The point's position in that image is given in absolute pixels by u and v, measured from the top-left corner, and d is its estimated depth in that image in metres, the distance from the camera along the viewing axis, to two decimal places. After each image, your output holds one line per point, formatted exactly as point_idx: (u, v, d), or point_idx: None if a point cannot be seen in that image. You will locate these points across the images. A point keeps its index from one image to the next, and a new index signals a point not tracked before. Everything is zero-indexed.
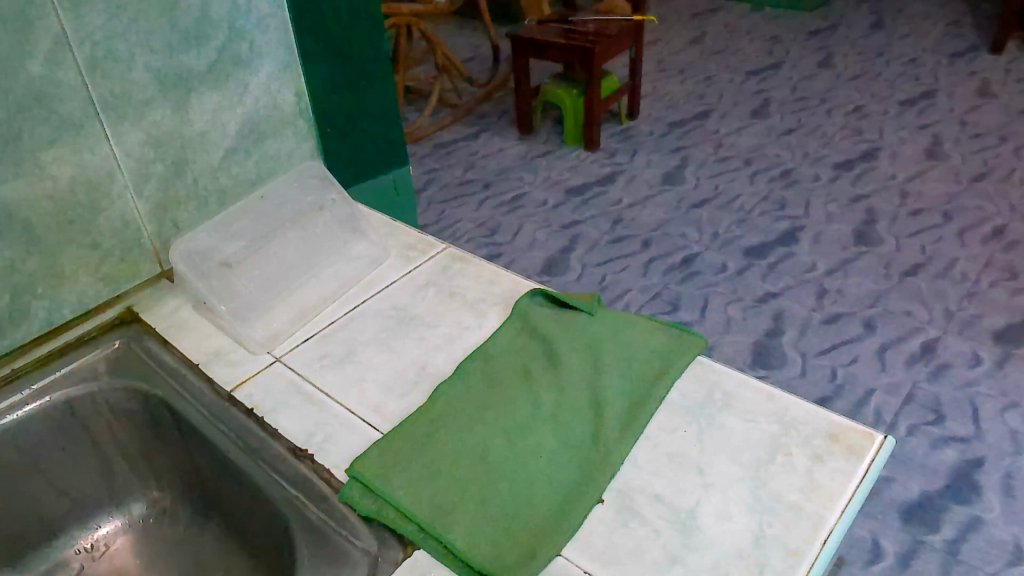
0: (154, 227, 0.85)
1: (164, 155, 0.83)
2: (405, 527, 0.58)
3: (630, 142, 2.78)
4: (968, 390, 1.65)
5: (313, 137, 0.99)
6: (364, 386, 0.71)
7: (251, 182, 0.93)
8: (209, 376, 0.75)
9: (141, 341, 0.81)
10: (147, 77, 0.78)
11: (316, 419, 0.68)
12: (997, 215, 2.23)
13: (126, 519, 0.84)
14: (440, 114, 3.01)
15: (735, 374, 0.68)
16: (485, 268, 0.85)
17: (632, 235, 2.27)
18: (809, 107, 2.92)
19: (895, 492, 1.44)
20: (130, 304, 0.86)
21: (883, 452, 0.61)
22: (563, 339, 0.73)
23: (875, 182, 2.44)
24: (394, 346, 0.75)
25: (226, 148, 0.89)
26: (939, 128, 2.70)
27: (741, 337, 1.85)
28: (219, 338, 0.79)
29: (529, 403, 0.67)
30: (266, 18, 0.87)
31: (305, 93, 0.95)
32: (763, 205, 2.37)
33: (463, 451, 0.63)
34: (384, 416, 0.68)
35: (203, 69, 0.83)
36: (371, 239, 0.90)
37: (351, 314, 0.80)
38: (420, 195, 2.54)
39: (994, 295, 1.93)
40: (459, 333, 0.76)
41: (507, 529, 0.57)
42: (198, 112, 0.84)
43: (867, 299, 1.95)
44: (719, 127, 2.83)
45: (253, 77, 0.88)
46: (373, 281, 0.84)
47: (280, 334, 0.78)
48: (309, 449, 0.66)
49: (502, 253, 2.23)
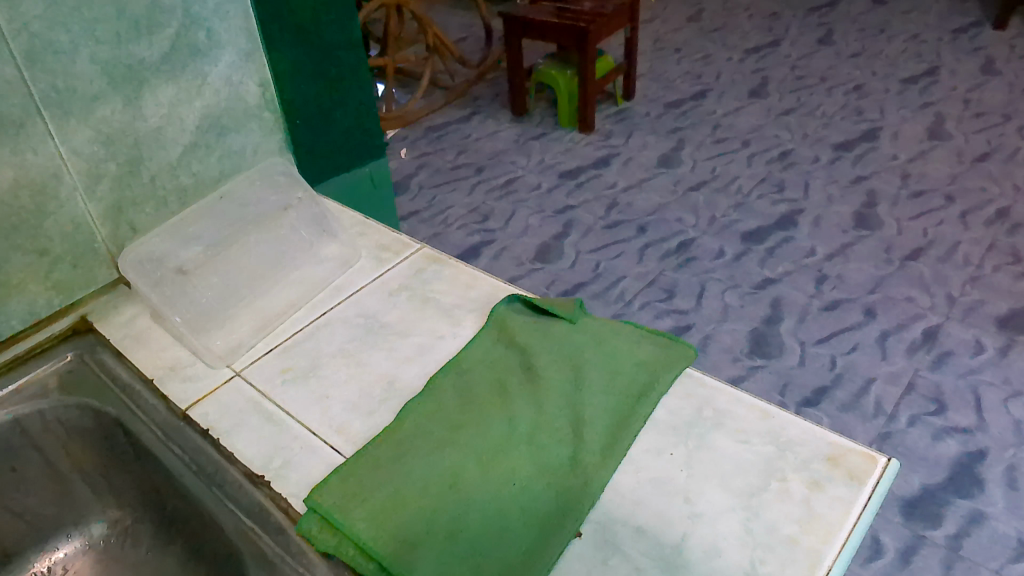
0: (109, 231, 0.80)
1: (116, 154, 0.77)
2: (365, 566, 0.53)
3: (626, 124, 2.72)
4: (970, 379, 1.61)
5: (281, 129, 0.93)
6: (327, 403, 0.66)
7: (214, 179, 0.87)
8: (163, 393, 0.70)
9: (95, 354, 0.76)
10: (94, 70, 0.72)
11: (275, 441, 0.63)
12: (1001, 197, 2.18)
13: (85, 539, 0.80)
14: (432, 96, 2.94)
15: (727, 389, 0.63)
16: (462, 271, 0.79)
17: (628, 220, 2.22)
18: (809, 85, 2.85)
19: (896, 485, 1.40)
20: (86, 312, 0.81)
21: (887, 477, 0.56)
22: (543, 350, 0.68)
23: (877, 162, 2.38)
24: (362, 358, 0.70)
25: (186, 143, 0.83)
26: (942, 107, 2.63)
27: (739, 325, 1.80)
28: (177, 349, 0.74)
29: (503, 423, 0.62)
30: (225, 4, 0.81)
31: (270, 83, 0.89)
32: (761, 188, 2.31)
33: (431, 477, 0.58)
34: (348, 437, 0.63)
35: (156, 60, 0.77)
36: (342, 240, 0.85)
37: (318, 322, 0.75)
38: (411, 180, 2.48)
39: (998, 280, 1.89)
40: (432, 343, 0.71)
41: (477, 566, 0.52)
42: (152, 105, 0.78)
43: (868, 284, 1.90)
44: (716, 107, 2.76)
45: (212, 67, 0.82)
46: (343, 286, 0.79)
47: (241, 346, 0.73)
48: (266, 475, 0.61)
49: (495, 239, 2.18)
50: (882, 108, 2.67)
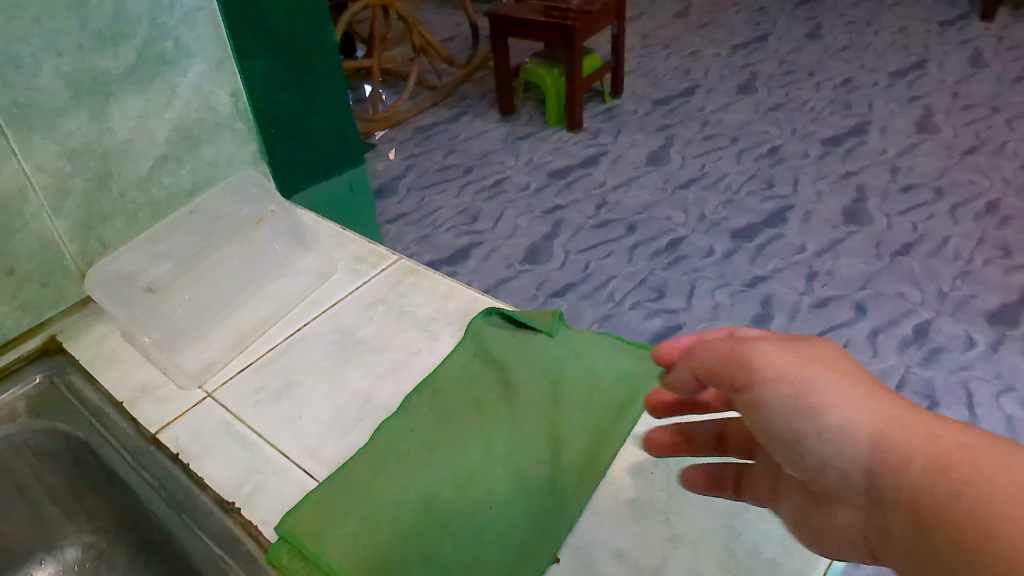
0: (77, 248, 0.78)
1: (83, 169, 0.75)
2: None
3: (614, 121, 2.70)
4: (962, 375, 1.60)
5: (254, 139, 0.91)
6: (300, 424, 0.64)
7: (186, 192, 0.85)
8: (133, 415, 0.68)
9: (64, 376, 0.74)
10: (58, 84, 0.70)
11: (246, 465, 0.62)
12: (990, 190, 2.17)
13: (58, 565, 0.78)
14: (420, 97, 2.92)
15: None
16: (440, 282, 0.78)
17: (617, 219, 2.20)
18: (797, 80, 2.84)
19: None
20: (55, 331, 0.79)
21: None
22: (520, 365, 0.66)
23: (866, 157, 2.37)
24: (336, 376, 0.69)
25: (156, 156, 0.81)
26: (930, 100, 2.63)
27: (730, 324, 1.79)
28: (147, 369, 0.72)
29: (480, 443, 0.60)
30: (193, 13, 0.79)
31: (242, 92, 0.87)
32: (751, 184, 2.30)
33: (406, 501, 0.56)
34: (320, 459, 0.61)
35: (122, 72, 0.75)
36: (317, 253, 0.84)
37: (292, 339, 0.73)
38: (399, 182, 2.46)
39: (988, 274, 1.88)
40: (408, 359, 0.70)
41: None
42: (120, 118, 0.77)
43: (858, 281, 1.89)
44: (705, 103, 2.75)
45: (181, 78, 0.80)
46: (318, 300, 0.77)
47: (213, 365, 0.71)
48: (237, 501, 0.59)
49: (484, 241, 2.16)
50: (870, 102, 2.66)
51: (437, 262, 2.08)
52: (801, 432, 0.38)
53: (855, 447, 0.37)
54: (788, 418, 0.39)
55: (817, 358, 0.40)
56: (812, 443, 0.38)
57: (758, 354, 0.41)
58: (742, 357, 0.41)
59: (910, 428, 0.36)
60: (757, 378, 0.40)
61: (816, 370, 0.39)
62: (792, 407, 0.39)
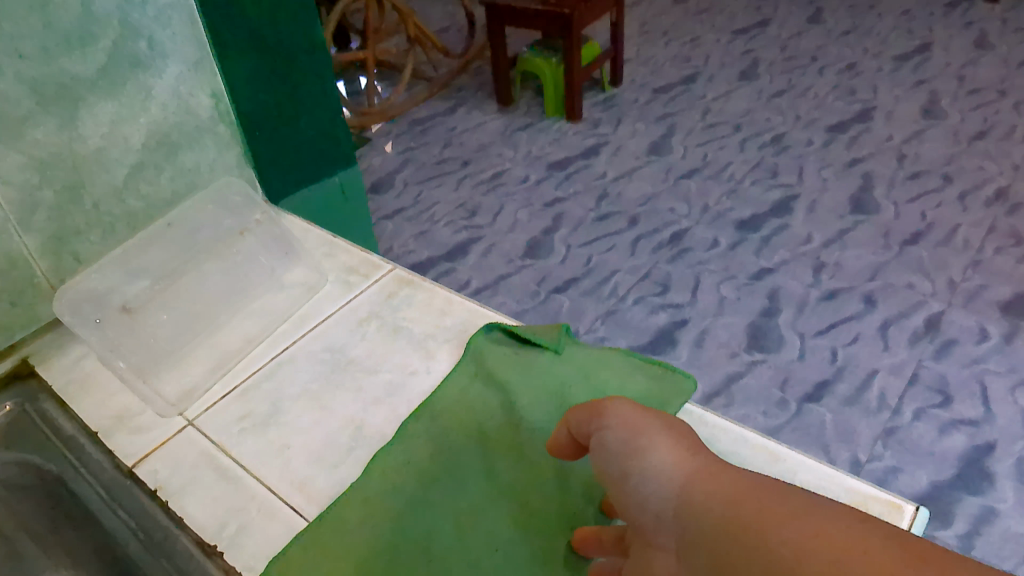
0: (49, 265, 0.73)
1: (53, 181, 0.70)
2: None
3: (614, 111, 2.64)
4: (975, 368, 1.55)
5: (237, 143, 0.86)
6: (288, 456, 0.60)
7: (166, 201, 0.80)
8: (109, 448, 0.63)
9: (37, 404, 0.69)
10: (21, 90, 0.65)
11: (229, 503, 0.57)
12: (999, 176, 2.12)
13: None
14: (415, 89, 2.86)
15: (731, 427, 0.58)
16: (437, 294, 0.73)
17: (618, 211, 2.15)
18: (800, 66, 2.78)
19: (902, 483, 1.35)
20: (27, 355, 0.74)
21: (914, 528, 0.50)
22: (524, 386, 0.61)
23: (871, 144, 2.32)
24: (326, 401, 0.64)
25: (132, 164, 0.76)
26: (936, 84, 2.57)
27: (736, 318, 1.74)
28: (124, 396, 0.67)
29: (482, 478, 0.55)
30: (168, 11, 0.74)
31: (223, 95, 0.82)
32: (755, 174, 2.24)
33: (402, 543, 0.52)
34: (309, 495, 0.57)
35: (91, 75, 0.70)
36: (305, 264, 0.79)
37: (279, 359, 0.68)
38: (395, 176, 2.40)
39: (1000, 263, 1.83)
40: (403, 381, 0.65)
41: None
42: (91, 125, 0.71)
43: (867, 272, 1.84)
44: (706, 91, 2.69)
45: (157, 80, 0.75)
46: (307, 316, 0.73)
47: (194, 391, 0.66)
48: (219, 544, 0.54)
49: (483, 236, 2.11)
50: (875, 87, 2.60)
51: (435, 259, 2.03)
52: (626, 475, 0.39)
53: (663, 485, 0.37)
54: (620, 453, 0.40)
55: (668, 422, 0.41)
56: (633, 481, 0.38)
57: (613, 413, 0.42)
58: (601, 410, 0.43)
59: (713, 477, 0.36)
60: (605, 421, 0.42)
61: (658, 424, 0.41)
62: (623, 446, 0.40)
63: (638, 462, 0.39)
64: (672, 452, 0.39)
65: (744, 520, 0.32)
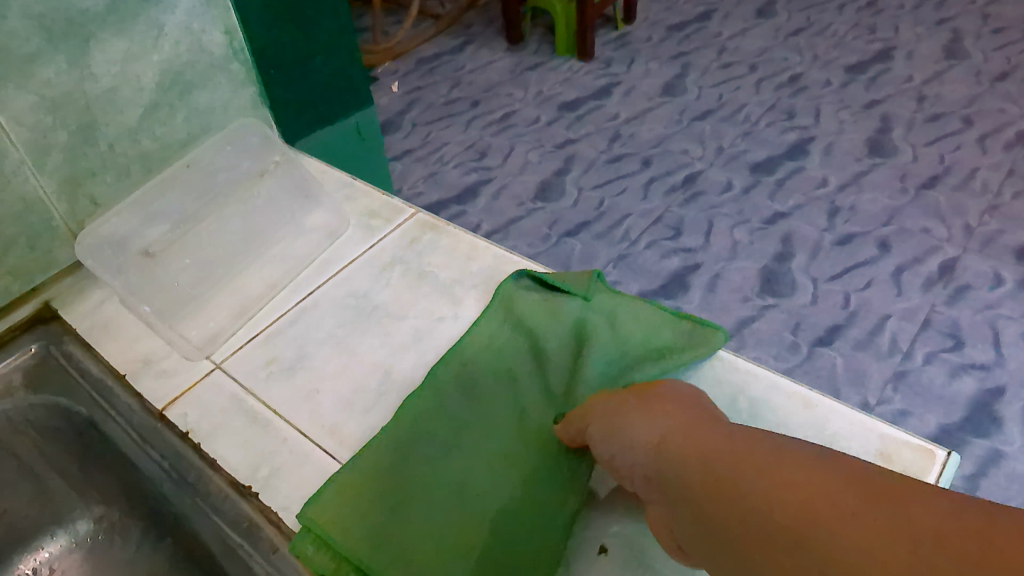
0: (66, 207, 0.72)
1: (66, 121, 0.69)
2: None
3: (626, 50, 2.58)
4: (988, 314, 1.55)
5: (252, 82, 0.83)
6: (318, 400, 0.60)
7: (181, 142, 0.79)
8: (137, 390, 0.63)
9: (61, 345, 0.69)
10: (29, 26, 0.63)
11: (261, 447, 0.57)
12: (1021, 118, 2.08)
13: (71, 538, 0.75)
14: (422, 25, 2.79)
15: (764, 374, 0.57)
16: (460, 240, 0.72)
17: (631, 153, 2.12)
18: (819, 3, 2.70)
19: (911, 427, 1.36)
20: (48, 298, 0.73)
21: (947, 474, 0.50)
22: (553, 332, 0.60)
23: (891, 85, 2.26)
24: (353, 346, 0.63)
25: (145, 105, 0.74)
26: (959, 23, 2.49)
27: (749, 263, 1.72)
28: (149, 339, 0.67)
29: (514, 421, 0.56)
30: None
31: (237, 31, 0.79)
32: (771, 115, 2.20)
33: (436, 483, 0.52)
34: (340, 439, 0.57)
35: (101, 10, 0.67)
36: (326, 206, 0.77)
37: (304, 304, 0.68)
38: (403, 116, 2.36)
39: (1018, 207, 1.81)
40: (430, 327, 0.64)
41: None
42: (102, 63, 0.69)
43: (883, 216, 1.82)
44: (722, 29, 2.61)
45: (168, 16, 0.72)
46: (329, 261, 0.72)
47: (219, 335, 0.66)
48: (254, 485, 0.55)
49: (493, 178, 2.08)
50: (896, 25, 2.53)
51: (444, 201, 2.01)
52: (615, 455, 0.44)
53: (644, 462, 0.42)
54: (605, 441, 0.45)
55: (639, 401, 0.46)
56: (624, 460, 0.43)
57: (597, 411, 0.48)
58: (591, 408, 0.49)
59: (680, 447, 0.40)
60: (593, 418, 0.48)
61: (631, 406, 0.45)
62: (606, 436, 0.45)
63: (620, 447, 0.44)
64: (654, 431, 0.42)
65: (716, 486, 0.36)
